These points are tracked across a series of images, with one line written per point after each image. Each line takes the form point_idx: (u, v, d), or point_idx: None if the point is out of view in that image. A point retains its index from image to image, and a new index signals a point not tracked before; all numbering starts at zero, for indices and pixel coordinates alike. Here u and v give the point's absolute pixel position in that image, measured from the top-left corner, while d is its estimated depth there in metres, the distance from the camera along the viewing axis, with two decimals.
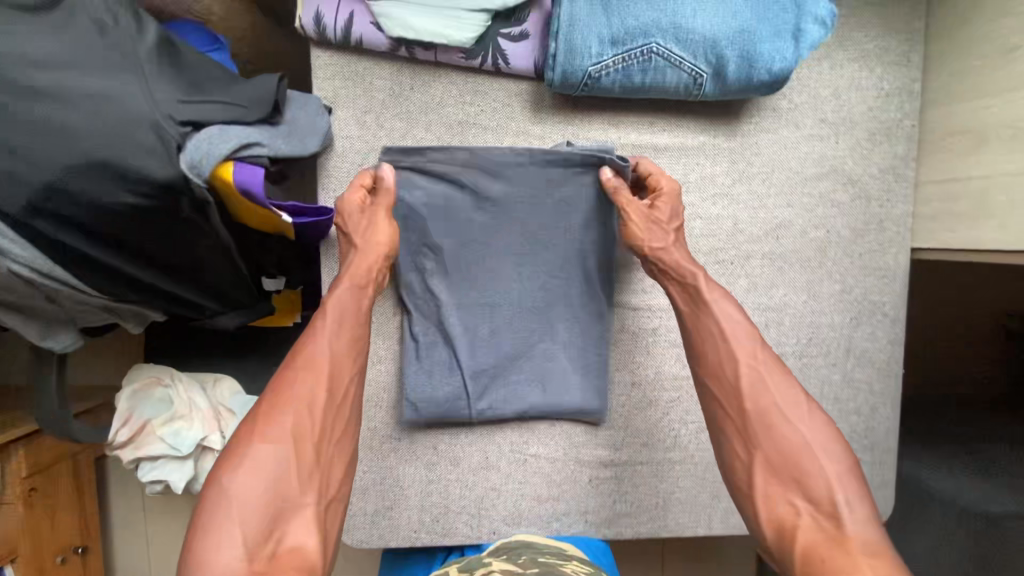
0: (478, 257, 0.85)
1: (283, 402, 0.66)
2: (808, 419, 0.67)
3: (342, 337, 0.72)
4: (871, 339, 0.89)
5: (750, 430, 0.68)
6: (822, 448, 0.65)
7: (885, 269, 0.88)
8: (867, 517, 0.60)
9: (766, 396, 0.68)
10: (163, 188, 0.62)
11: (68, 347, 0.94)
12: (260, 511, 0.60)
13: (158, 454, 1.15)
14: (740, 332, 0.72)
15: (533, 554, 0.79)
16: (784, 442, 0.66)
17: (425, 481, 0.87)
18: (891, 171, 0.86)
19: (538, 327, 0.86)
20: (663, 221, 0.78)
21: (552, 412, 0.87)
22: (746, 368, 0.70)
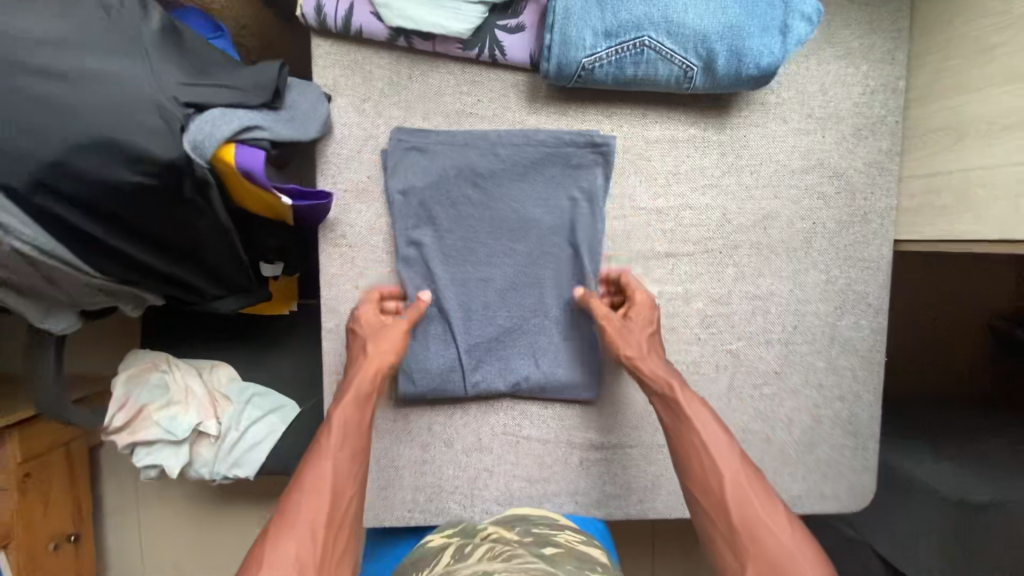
0: (477, 230, 0.87)
1: (287, 523, 0.63)
2: (794, 534, 0.64)
3: (351, 455, 0.72)
4: (855, 329, 0.92)
5: (741, 543, 0.65)
6: (811, 563, 0.61)
7: (869, 260, 0.91)
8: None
9: (751, 506, 0.66)
10: (165, 168, 0.64)
11: (66, 328, 0.95)
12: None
13: (154, 439, 1.16)
14: (720, 444, 0.72)
15: (526, 525, 0.84)
16: (772, 553, 0.62)
17: (419, 462, 0.90)
18: (875, 165, 0.89)
19: (531, 311, 0.89)
20: (638, 332, 0.83)
21: (544, 386, 0.89)
22: (729, 475, 0.69)
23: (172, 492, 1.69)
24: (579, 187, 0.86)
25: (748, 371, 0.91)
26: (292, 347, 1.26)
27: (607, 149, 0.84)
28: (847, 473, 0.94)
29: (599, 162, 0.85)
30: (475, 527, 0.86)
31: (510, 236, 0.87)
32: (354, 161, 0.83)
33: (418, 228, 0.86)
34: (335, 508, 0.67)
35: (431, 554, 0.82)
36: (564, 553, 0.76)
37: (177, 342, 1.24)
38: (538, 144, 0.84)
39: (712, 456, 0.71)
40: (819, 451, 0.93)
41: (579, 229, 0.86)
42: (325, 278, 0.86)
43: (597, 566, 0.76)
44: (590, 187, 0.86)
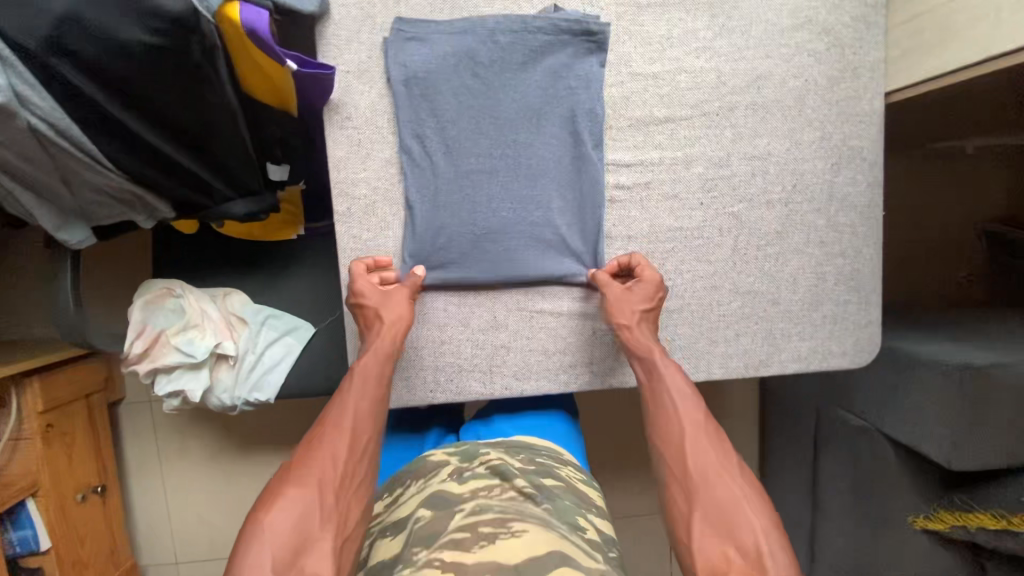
0: (479, 117, 0.88)
1: (313, 450, 0.71)
2: (744, 483, 0.71)
3: (370, 397, 0.79)
4: (852, 184, 0.94)
5: (692, 487, 0.72)
6: (751, 503, 0.68)
7: (862, 114, 0.93)
8: (788, 570, 0.62)
9: (705, 460, 0.73)
10: (177, 26, 0.65)
11: (83, 242, 0.97)
12: (288, 544, 0.62)
13: (174, 364, 1.18)
14: (687, 402, 0.80)
15: (531, 454, 0.85)
16: (718, 495, 0.69)
17: (438, 343, 0.92)
18: (862, 19, 0.91)
19: (537, 199, 0.91)
20: (629, 302, 0.87)
21: (549, 276, 0.92)
22: (692, 438, 0.76)
23: (191, 442, 1.70)
24: (579, 73, 0.88)
25: (752, 232, 0.93)
26: (302, 271, 1.28)
27: (603, 37, 0.87)
28: (853, 328, 0.97)
29: (594, 50, 0.88)
30: (478, 449, 0.85)
31: (513, 125, 0.89)
32: (354, 41, 0.85)
33: (422, 106, 0.87)
34: (348, 442, 0.73)
35: (432, 469, 0.81)
36: (564, 487, 0.78)
37: (189, 272, 1.26)
38: (534, 30, 0.87)
39: (682, 420, 0.78)
40: (824, 308, 0.96)
41: (579, 116, 0.89)
42: (334, 161, 0.87)
43: (593, 508, 0.77)
44: (586, 74, 0.88)
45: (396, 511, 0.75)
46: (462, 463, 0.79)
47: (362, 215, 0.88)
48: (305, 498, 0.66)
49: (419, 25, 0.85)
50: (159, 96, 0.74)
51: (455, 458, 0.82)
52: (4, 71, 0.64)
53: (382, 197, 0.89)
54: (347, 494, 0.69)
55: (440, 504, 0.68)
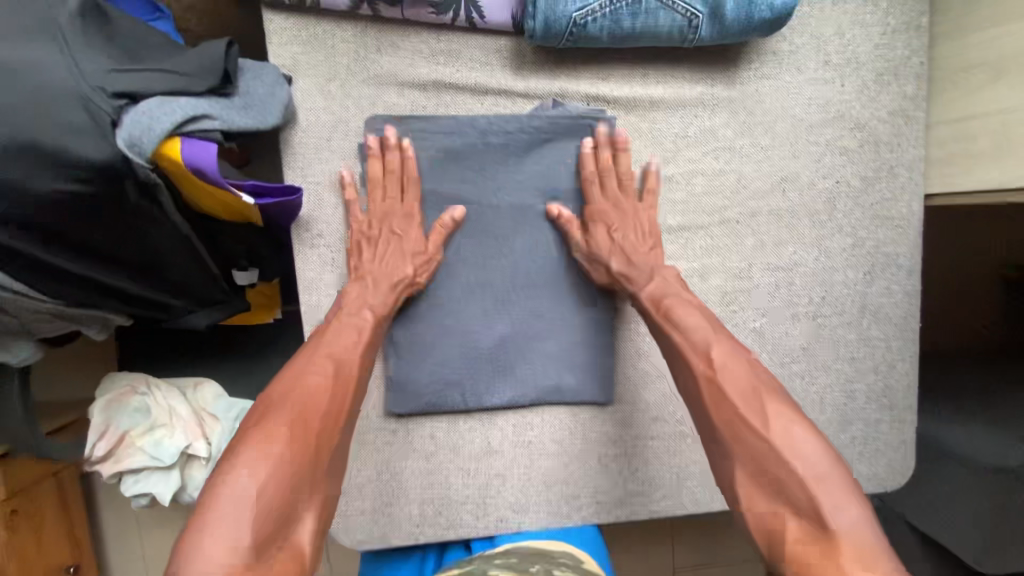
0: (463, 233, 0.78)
1: (278, 408, 0.59)
2: (796, 426, 0.59)
3: (356, 357, 0.68)
4: (886, 295, 0.84)
5: (727, 439, 0.61)
6: (803, 443, 0.57)
7: (898, 219, 0.83)
8: (860, 524, 0.52)
9: (732, 408, 0.62)
10: (100, 171, 0.54)
11: (26, 360, 0.87)
12: (268, 514, 0.51)
13: (141, 467, 1.08)
14: (700, 337, 0.68)
15: (546, 566, 0.73)
16: (756, 449, 0.59)
17: (425, 473, 0.82)
18: (900, 113, 0.81)
19: (565, 240, 0.79)
20: (617, 219, 0.76)
21: (542, 397, 0.82)
22: (724, 378, 0.64)
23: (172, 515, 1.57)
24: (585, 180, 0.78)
25: (775, 348, 0.84)
26: (280, 357, 1.18)
27: (609, 132, 0.76)
28: (886, 449, 0.87)
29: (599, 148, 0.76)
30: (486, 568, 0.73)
31: (503, 241, 0.78)
32: (324, 150, 0.74)
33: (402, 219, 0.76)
34: (332, 401, 0.63)
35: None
36: None
37: (157, 361, 1.16)
38: (532, 133, 0.76)
39: (701, 365, 0.66)
40: (853, 429, 0.86)
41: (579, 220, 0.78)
42: (304, 283, 0.76)
43: None
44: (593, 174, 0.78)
45: None
46: None
47: None
48: (279, 462, 0.54)
49: (398, 125, 0.74)
50: (94, 236, 0.63)
51: None
52: None
53: None
54: (319, 466, 0.59)
55: None
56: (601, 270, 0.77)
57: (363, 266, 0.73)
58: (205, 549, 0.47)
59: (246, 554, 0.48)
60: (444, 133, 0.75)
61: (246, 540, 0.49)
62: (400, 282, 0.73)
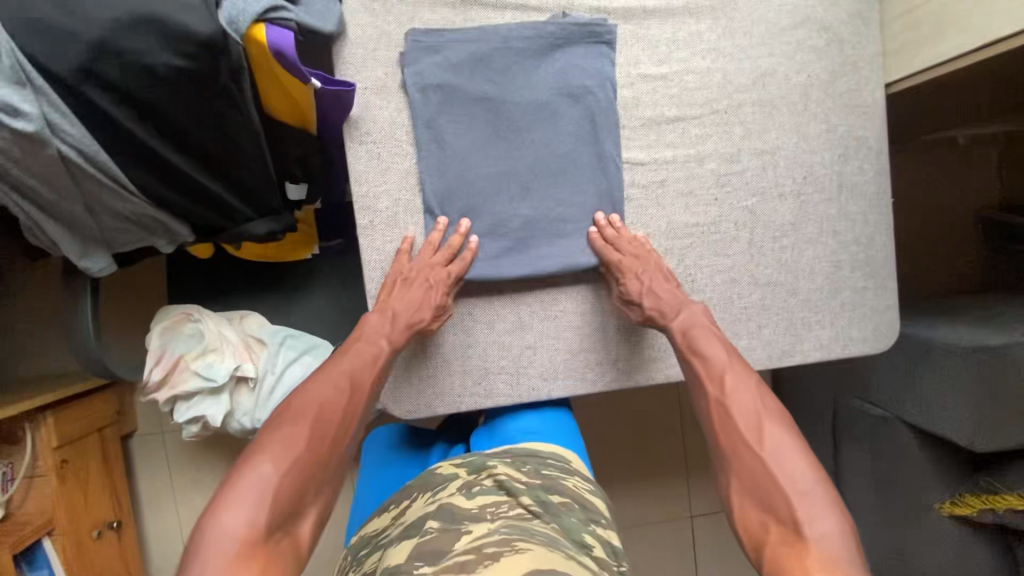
0: (494, 123, 0.90)
1: (299, 416, 0.74)
2: (788, 448, 0.74)
3: (366, 376, 0.82)
4: (860, 173, 0.96)
5: (734, 457, 0.76)
6: (793, 463, 0.72)
7: (864, 106, 0.96)
8: (829, 530, 0.65)
9: (738, 434, 0.77)
10: (204, 47, 0.67)
11: (104, 270, 0.97)
12: (281, 501, 0.65)
13: (195, 389, 1.17)
14: (722, 381, 0.83)
15: (536, 466, 0.85)
16: (751, 465, 0.74)
17: (464, 346, 0.92)
18: (858, 15, 0.94)
19: (580, 133, 0.91)
20: (641, 269, 0.88)
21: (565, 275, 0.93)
22: (738, 411, 0.79)
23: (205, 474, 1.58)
24: (595, 77, 0.90)
25: (766, 224, 0.95)
26: (317, 290, 1.29)
27: (611, 37, 0.89)
28: (872, 314, 0.98)
29: (605, 50, 0.90)
30: (483, 461, 0.86)
31: (531, 129, 0.90)
32: (370, 59, 0.87)
33: (438, 118, 0.88)
34: (341, 416, 0.77)
35: (440, 482, 0.81)
36: (570, 502, 0.78)
37: (204, 297, 1.26)
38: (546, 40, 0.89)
39: (716, 390, 0.82)
40: (842, 296, 0.97)
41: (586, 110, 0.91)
42: (355, 176, 0.88)
43: (603, 519, 0.80)
44: (600, 74, 0.90)
45: (398, 525, 0.75)
46: (468, 479, 0.80)
47: (385, 228, 0.90)
48: (302, 463, 0.69)
49: (434, 34, 0.87)
50: (185, 119, 0.75)
51: (465, 472, 0.83)
52: (38, 101, 0.66)
53: (403, 209, 0.90)
54: (332, 464, 0.73)
55: (446, 523, 0.67)
56: (636, 309, 0.89)
57: (387, 301, 0.87)
58: (228, 520, 0.61)
59: (261, 529, 0.62)
60: (473, 40, 0.88)
61: (262, 519, 0.62)
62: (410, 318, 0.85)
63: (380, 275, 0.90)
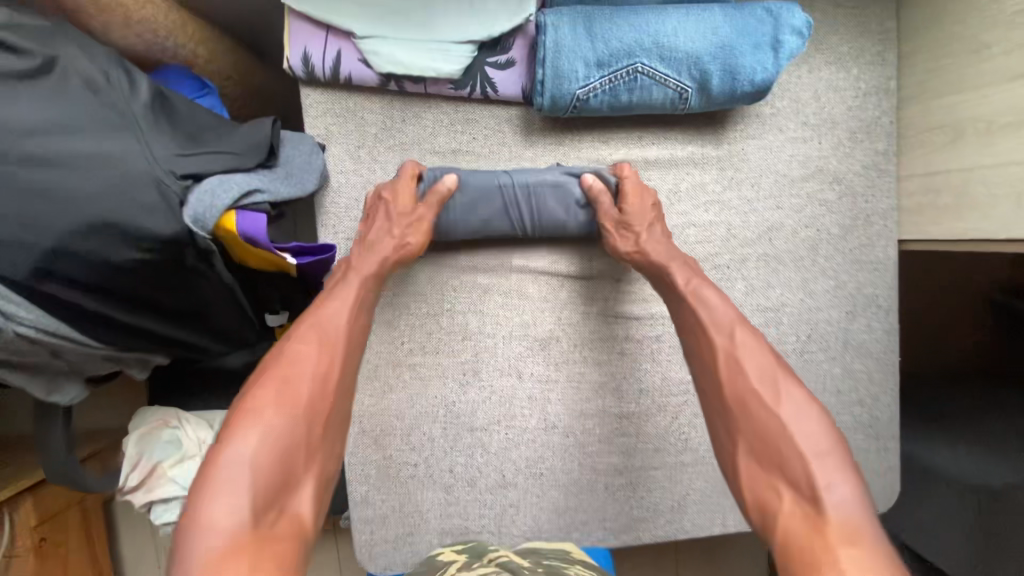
0: (509, 202, 0.81)
1: (281, 379, 0.62)
2: (804, 406, 0.62)
3: (342, 323, 0.70)
4: (867, 331, 0.92)
5: (730, 416, 0.65)
6: (805, 430, 0.60)
7: (875, 262, 0.91)
8: (851, 507, 0.55)
9: (744, 390, 0.64)
10: (168, 243, 0.63)
11: (74, 399, 0.92)
12: (260, 486, 0.55)
13: (170, 497, 1.08)
14: (718, 319, 0.71)
15: (537, 557, 0.80)
16: (763, 422, 0.62)
17: (444, 504, 0.88)
18: (873, 168, 0.89)
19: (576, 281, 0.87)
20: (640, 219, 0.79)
21: (551, 436, 0.88)
22: (748, 359, 0.66)
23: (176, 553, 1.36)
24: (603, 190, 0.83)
25: None
26: None
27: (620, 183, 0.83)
28: (871, 475, 0.94)
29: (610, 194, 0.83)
30: (484, 547, 0.82)
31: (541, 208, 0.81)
32: (354, 209, 0.82)
33: (435, 266, 0.86)
34: (319, 369, 0.65)
35: (439, 568, 0.76)
36: None
37: (185, 397, 1.22)
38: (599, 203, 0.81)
39: (725, 341, 0.69)
40: None
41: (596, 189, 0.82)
42: None
43: None
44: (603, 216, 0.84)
45: None
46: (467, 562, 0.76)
47: (366, 380, 0.85)
48: (281, 431, 0.59)
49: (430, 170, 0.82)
50: (155, 292, 0.69)
51: (460, 556, 0.78)
52: None
53: (385, 361, 0.86)
54: (325, 424, 0.63)
55: None
56: (629, 237, 0.79)
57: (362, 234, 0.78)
58: (207, 513, 0.52)
59: (248, 515, 0.53)
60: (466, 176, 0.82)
61: (247, 505, 0.53)
62: (390, 251, 0.77)
63: (359, 430, 0.86)
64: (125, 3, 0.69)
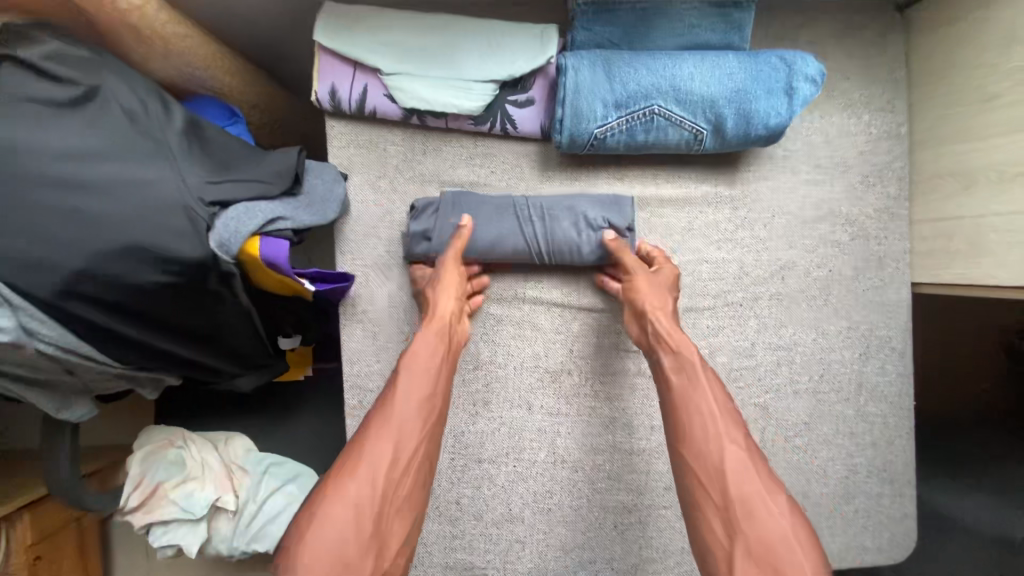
0: (523, 221, 0.82)
1: (353, 468, 0.64)
2: (796, 517, 0.63)
3: (416, 412, 0.70)
4: (881, 373, 0.91)
5: (732, 514, 0.64)
6: (801, 544, 0.61)
7: (888, 304, 0.91)
8: None
9: (746, 490, 0.64)
10: (193, 266, 0.64)
11: (85, 417, 0.92)
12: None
13: (171, 518, 1.04)
14: (724, 411, 0.70)
15: None
16: (767, 530, 0.62)
17: (449, 538, 0.86)
18: (885, 211, 0.90)
19: (591, 318, 0.88)
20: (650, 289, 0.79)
21: (560, 471, 0.87)
22: (750, 461, 0.66)
23: None
24: (616, 216, 0.84)
25: (779, 423, 0.89)
26: (308, 413, 1.25)
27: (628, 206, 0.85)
28: (888, 522, 0.92)
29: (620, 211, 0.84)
30: None
31: (553, 227, 0.82)
32: (372, 236, 0.84)
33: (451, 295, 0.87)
34: (393, 464, 0.66)
35: None
36: None
37: (191, 418, 1.21)
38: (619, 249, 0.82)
39: (733, 436, 0.68)
40: (857, 501, 0.91)
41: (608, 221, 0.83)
42: (348, 355, 0.85)
43: None
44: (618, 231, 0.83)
45: None
46: None
47: None
48: (348, 531, 0.61)
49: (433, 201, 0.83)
50: (175, 314, 0.70)
51: None
52: (9, 312, 0.58)
53: None
54: (392, 519, 0.64)
55: None
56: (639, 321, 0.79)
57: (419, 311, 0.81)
58: None
59: None
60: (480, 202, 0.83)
61: None
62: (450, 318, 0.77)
63: None
64: (165, 37, 0.73)
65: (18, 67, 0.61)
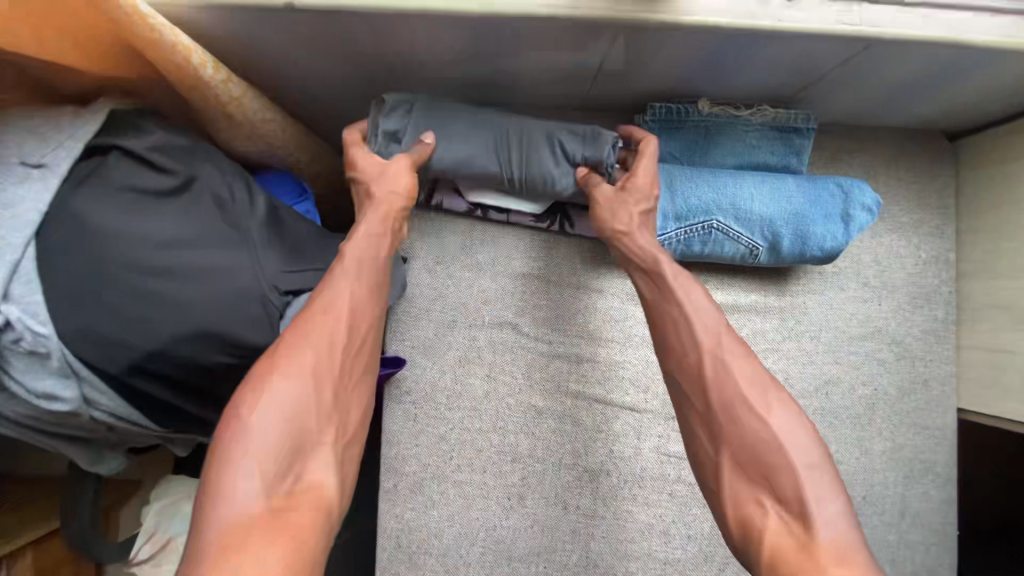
0: (496, 148, 0.78)
1: (304, 334, 0.60)
2: (790, 415, 0.59)
3: (357, 291, 0.65)
4: (924, 499, 0.89)
5: (717, 423, 0.60)
6: (792, 439, 0.57)
7: (933, 428, 0.90)
8: (840, 520, 0.53)
9: (729, 394, 0.60)
10: (259, 351, 0.65)
11: (114, 469, 0.90)
12: (278, 448, 0.54)
13: None
14: (705, 317, 0.66)
15: None
16: (756, 436, 0.58)
17: None
18: (932, 333, 0.90)
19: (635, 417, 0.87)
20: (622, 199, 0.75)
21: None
22: (734, 366, 0.62)
23: None
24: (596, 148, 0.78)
25: None
26: None
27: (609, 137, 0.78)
28: None
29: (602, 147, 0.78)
30: None
31: (529, 155, 0.78)
32: (422, 318, 0.86)
33: (472, 360, 0.86)
34: (341, 331, 0.62)
35: None
36: None
37: None
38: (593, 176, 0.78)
39: (710, 342, 0.64)
40: None
41: (585, 155, 0.78)
42: (387, 437, 0.85)
43: None
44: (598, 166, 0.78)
45: None
46: None
47: (410, 493, 0.85)
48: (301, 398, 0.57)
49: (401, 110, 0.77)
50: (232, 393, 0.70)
51: None
52: (76, 382, 0.59)
53: (430, 476, 0.85)
54: (346, 385, 0.62)
55: None
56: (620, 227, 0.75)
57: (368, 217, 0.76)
58: (228, 483, 0.51)
59: (262, 489, 0.51)
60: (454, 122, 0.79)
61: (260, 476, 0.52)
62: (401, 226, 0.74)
63: (394, 545, 0.84)
64: (254, 123, 0.76)
65: (124, 155, 0.64)
